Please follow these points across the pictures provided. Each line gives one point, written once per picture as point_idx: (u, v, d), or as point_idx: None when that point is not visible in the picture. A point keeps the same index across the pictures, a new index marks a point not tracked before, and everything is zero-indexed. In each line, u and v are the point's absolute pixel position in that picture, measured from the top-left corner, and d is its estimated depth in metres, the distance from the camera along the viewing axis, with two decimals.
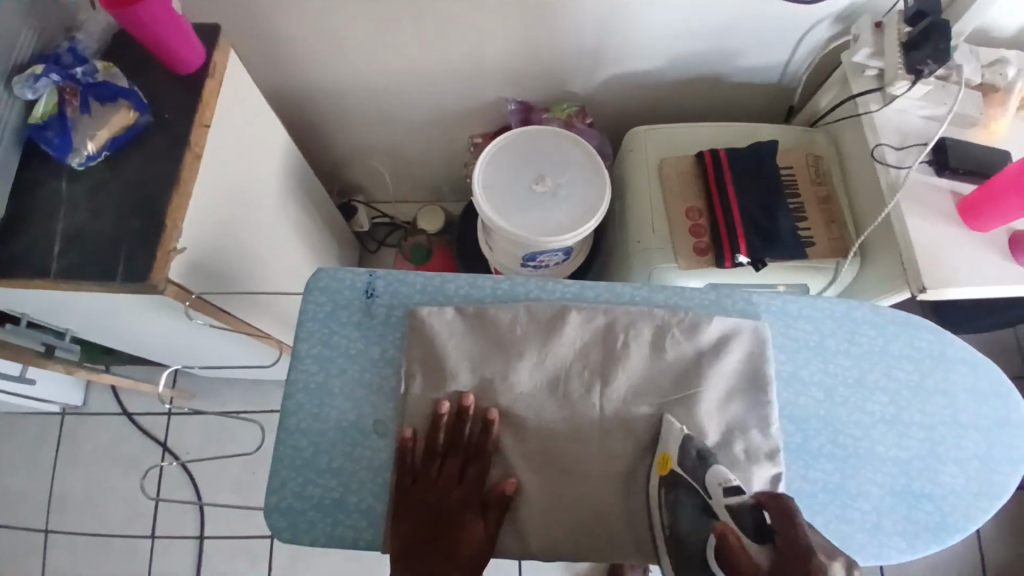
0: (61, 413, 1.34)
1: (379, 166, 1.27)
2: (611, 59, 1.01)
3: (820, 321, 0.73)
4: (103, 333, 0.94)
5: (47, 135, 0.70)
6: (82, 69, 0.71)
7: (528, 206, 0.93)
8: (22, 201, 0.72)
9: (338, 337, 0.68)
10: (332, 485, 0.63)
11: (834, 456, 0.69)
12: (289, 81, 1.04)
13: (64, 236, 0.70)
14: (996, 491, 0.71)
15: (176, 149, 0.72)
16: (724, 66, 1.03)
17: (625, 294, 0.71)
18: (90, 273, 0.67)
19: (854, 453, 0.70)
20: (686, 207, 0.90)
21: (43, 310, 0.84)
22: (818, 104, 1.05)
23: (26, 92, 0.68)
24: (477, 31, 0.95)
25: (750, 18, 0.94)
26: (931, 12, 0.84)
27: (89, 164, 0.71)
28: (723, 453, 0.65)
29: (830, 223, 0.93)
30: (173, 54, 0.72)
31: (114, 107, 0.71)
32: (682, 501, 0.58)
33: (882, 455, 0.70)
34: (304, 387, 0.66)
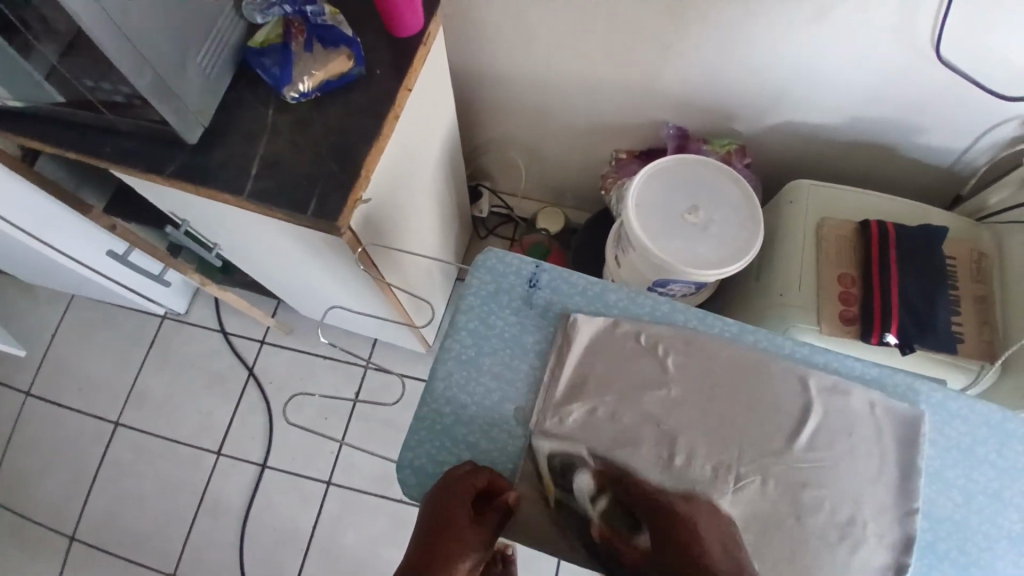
0: (163, 316, 1.41)
1: (515, 158, 1.29)
2: (785, 107, 1.00)
3: (976, 426, 0.69)
4: (246, 256, 0.98)
5: (265, 61, 0.75)
6: (311, 9, 0.75)
7: (677, 233, 0.92)
8: (230, 120, 0.76)
9: (496, 317, 0.70)
10: (464, 457, 0.64)
11: (964, 567, 0.65)
12: (466, 60, 1.06)
13: (262, 160, 0.73)
14: None
15: (380, 105, 0.74)
16: (898, 140, 1.00)
17: (784, 346, 0.70)
18: (282, 201, 0.70)
19: (984, 566, 0.65)
20: (839, 272, 0.88)
21: (206, 223, 0.89)
22: (988, 199, 0.99)
23: (256, 16, 0.74)
24: (665, 52, 0.95)
25: (946, 99, 0.91)
26: None
27: (300, 100, 0.75)
28: (851, 531, 0.62)
29: (983, 325, 0.88)
30: (397, 16, 0.74)
31: (333, 52, 0.74)
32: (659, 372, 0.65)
33: None
34: (456, 358, 0.68)
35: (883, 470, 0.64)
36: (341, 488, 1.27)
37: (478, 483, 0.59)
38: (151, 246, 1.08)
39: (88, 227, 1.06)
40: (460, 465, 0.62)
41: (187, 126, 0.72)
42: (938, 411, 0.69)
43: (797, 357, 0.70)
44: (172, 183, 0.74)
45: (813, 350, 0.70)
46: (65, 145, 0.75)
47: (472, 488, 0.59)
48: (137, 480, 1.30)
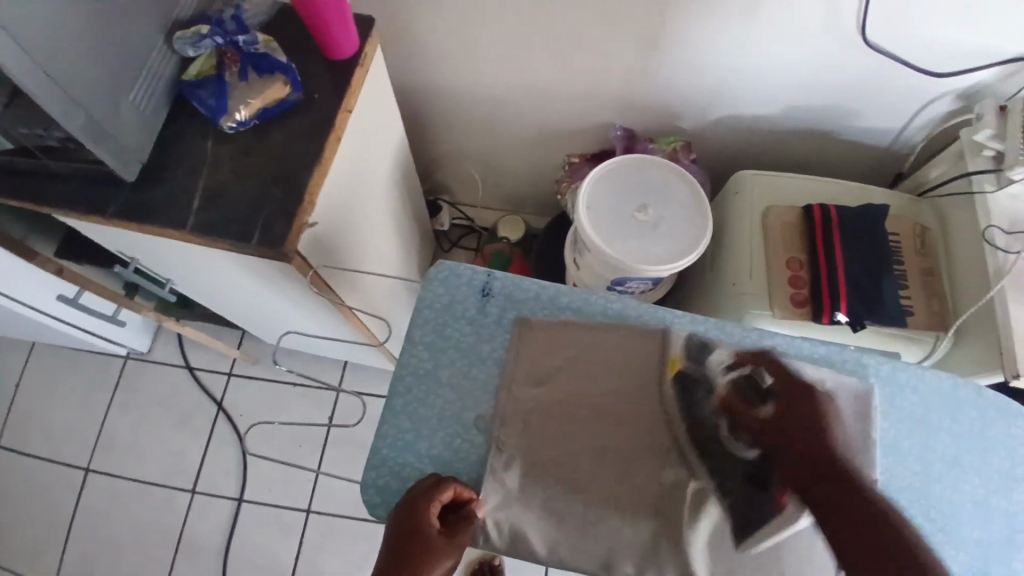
0: (126, 356, 1.38)
1: (470, 169, 1.30)
2: (726, 101, 1.02)
3: (926, 394, 0.71)
4: (202, 289, 0.97)
5: (201, 93, 0.74)
6: (243, 38, 0.74)
7: (628, 232, 0.94)
8: (170, 154, 0.75)
9: (451, 329, 0.70)
10: (427, 471, 0.64)
11: (924, 533, 0.67)
12: (410, 77, 1.07)
13: (204, 192, 0.73)
14: None
15: (320, 128, 0.75)
16: (836, 124, 1.03)
17: (734, 332, 0.71)
18: (226, 231, 0.70)
19: (942, 531, 0.67)
20: (788, 257, 0.90)
21: (156, 259, 0.88)
22: (928, 173, 1.02)
23: (187, 49, 0.73)
24: (604, 57, 0.96)
25: (876, 83, 0.94)
26: None
27: (238, 129, 0.74)
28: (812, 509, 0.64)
29: (931, 297, 0.91)
30: (331, 39, 0.75)
31: (270, 80, 0.74)
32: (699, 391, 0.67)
33: (959, 536, 0.67)
34: (414, 373, 0.68)
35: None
36: (321, 515, 1.25)
37: (442, 497, 0.59)
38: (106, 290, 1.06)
39: (39, 276, 1.03)
40: (426, 478, 0.62)
41: (125, 164, 0.71)
42: (889, 382, 0.71)
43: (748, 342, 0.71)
44: (114, 222, 0.73)
45: (763, 336, 0.72)
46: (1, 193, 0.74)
47: (437, 501, 0.59)
48: (111, 526, 1.27)
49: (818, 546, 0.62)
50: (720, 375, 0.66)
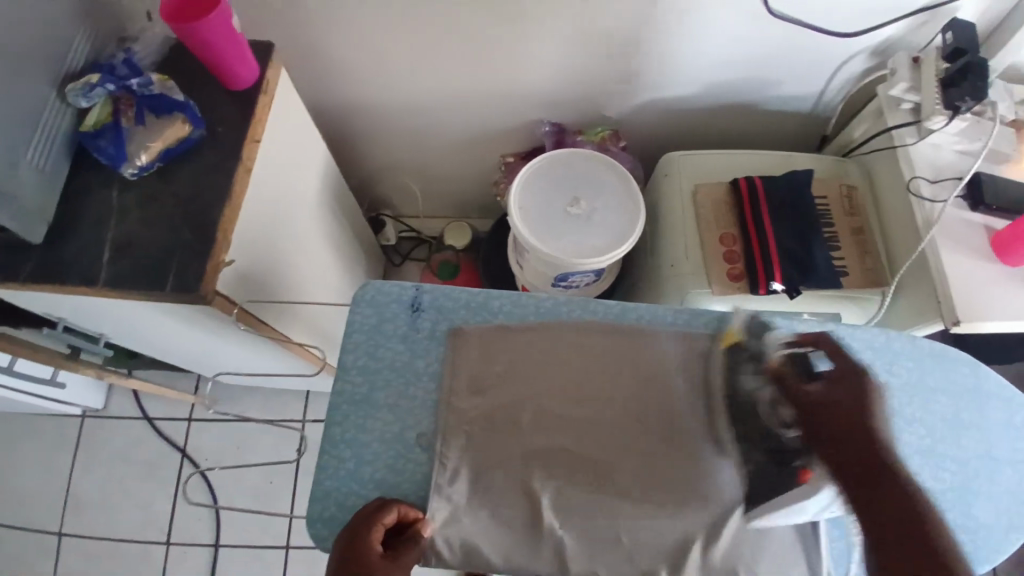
0: (81, 415, 1.34)
1: (408, 181, 1.29)
2: (647, 85, 1.02)
3: (861, 352, 0.72)
4: (138, 340, 0.95)
5: (100, 142, 0.72)
6: (138, 81, 0.72)
7: (563, 227, 0.94)
8: (75, 208, 0.73)
9: (383, 349, 0.69)
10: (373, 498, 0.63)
11: None
12: (330, 96, 1.05)
13: (115, 243, 0.71)
14: None
15: (228, 162, 0.73)
16: (758, 95, 1.04)
17: (665, 317, 0.71)
18: (140, 281, 0.68)
19: None
20: (721, 233, 0.91)
21: (83, 316, 0.85)
22: (852, 133, 1.04)
23: (80, 100, 0.70)
24: (519, 54, 0.96)
25: (790, 49, 0.94)
26: (969, 49, 0.83)
27: (141, 174, 0.73)
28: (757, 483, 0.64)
29: (864, 253, 0.92)
30: (227, 70, 0.73)
31: (168, 120, 0.72)
32: (747, 362, 0.68)
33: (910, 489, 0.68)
34: (349, 400, 0.67)
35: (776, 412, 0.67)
36: (302, 549, 1.24)
37: (386, 518, 0.58)
38: (49, 354, 1.00)
39: None
40: (370, 503, 0.61)
41: (29, 225, 0.69)
42: None
43: (712, 333, 0.70)
44: (24, 286, 0.70)
45: (695, 315, 0.72)
46: None
47: (379, 525, 0.58)
48: None
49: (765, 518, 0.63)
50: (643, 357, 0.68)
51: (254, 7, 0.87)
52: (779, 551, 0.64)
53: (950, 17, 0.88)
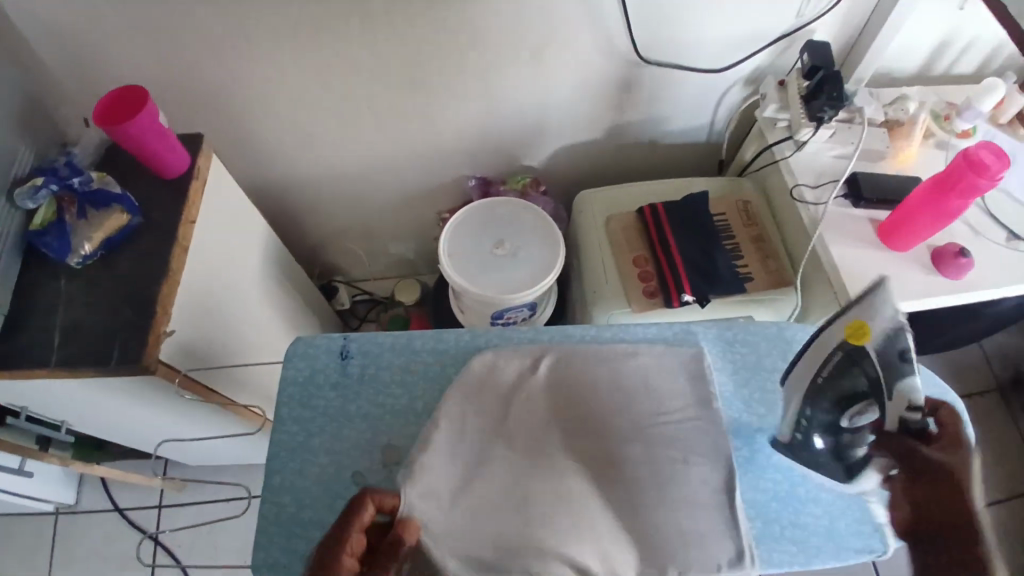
0: (53, 514, 1.34)
1: (356, 247, 1.37)
2: (557, 133, 1.13)
3: (754, 344, 0.79)
4: (98, 422, 0.99)
5: (47, 239, 0.79)
6: (78, 179, 0.80)
7: (490, 268, 1.02)
8: (25, 301, 0.79)
9: (316, 397, 0.74)
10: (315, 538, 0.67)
11: (783, 467, 0.72)
12: (268, 176, 1.14)
13: (64, 328, 0.76)
14: None
15: (164, 244, 0.80)
16: (656, 131, 1.15)
17: (572, 334, 0.79)
18: (87, 359, 0.74)
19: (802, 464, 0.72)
20: (634, 256, 0.99)
21: (41, 404, 0.89)
22: (744, 155, 1.15)
23: (27, 202, 0.78)
24: (434, 119, 1.06)
25: (673, 88, 1.06)
26: (824, 65, 0.94)
27: (86, 262, 0.79)
28: (673, 472, 0.69)
29: (766, 259, 1.00)
30: (158, 160, 0.81)
31: (107, 211, 0.80)
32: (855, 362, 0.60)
33: None
34: (287, 447, 0.71)
35: (684, 405, 0.73)
36: None
37: (365, 514, 0.62)
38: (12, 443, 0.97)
39: None
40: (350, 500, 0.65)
41: None
42: (718, 344, 0.79)
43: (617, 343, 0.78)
44: None
45: (602, 330, 0.80)
46: None
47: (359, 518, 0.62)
48: None
49: (684, 504, 0.67)
50: (555, 372, 0.74)
51: (186, 106, 0.97)
52: (706, 536, 0.65)
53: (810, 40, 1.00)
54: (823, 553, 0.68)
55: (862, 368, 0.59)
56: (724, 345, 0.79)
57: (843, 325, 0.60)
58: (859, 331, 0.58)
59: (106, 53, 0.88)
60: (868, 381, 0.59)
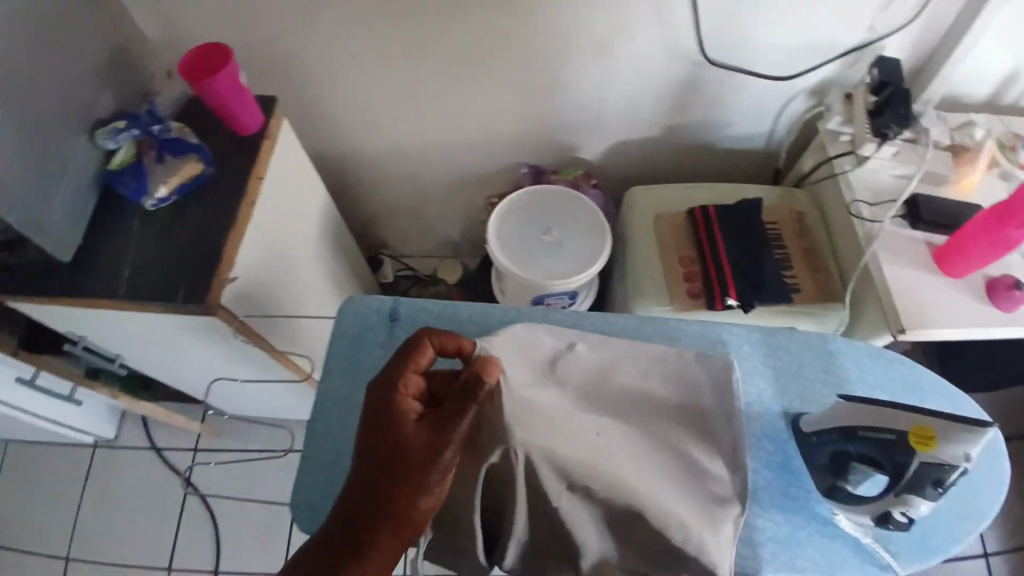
0: (93, 446, 1.41)
1: (403, 223, 1.40)
2: (614, 128, 1.13)
3: (798, 351, 0.79)
4: (151, 359, 1.04)
5: (124, 180, 0.83)
6: (158, 127, 0.84)
7: (536, 254, 1.03)
8: (99, 236, 0.84)
9: (364, 355, 0.77)
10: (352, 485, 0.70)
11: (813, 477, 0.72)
12: (330, 144, 1.17)
13: (134, 265, 0.81)
14: (983, 518, 0.72)
15: (233, 197, 0.84)
16: (713, 135, 1.15)
17: (615, 323, 0.81)
18: (154, 296, 0.78)
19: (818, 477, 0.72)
20: (681, 256, 1.00)
21: (102, 335, 0.94)
22: (802, 167, 1.13)
23: (108, 142, 0.82)
24: (495, 104, 1.08)
25: (737, 93, 1.06)
26: (891, 82, 0.94)
27: (159, 205, 0.84)
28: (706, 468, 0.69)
29: (815, 272, 0.99)
30: (234, 117, 0.85)
31: (184, 160, 0.84)
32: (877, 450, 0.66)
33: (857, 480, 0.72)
34: (331, 401, 0.75)
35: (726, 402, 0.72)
36: None
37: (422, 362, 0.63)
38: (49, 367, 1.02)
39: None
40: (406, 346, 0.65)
41: (61, 248, 0.80)
42: (762, 347, 0.79)
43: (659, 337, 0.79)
44: (54, 299, 0.80)
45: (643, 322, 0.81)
46: None
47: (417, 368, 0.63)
48: None
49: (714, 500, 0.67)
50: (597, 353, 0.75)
51: (262, 69, 1.01)
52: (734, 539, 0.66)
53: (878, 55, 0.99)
54: (846, 566, 0.68)
55: (900, 457, 0.64)
56: (766, 349, 0.79)
57: (913, 426, 0.64)
58: (927, 441, 0.63)
59: (192, 11, 0.92)
60: (895, 467, 0.65)
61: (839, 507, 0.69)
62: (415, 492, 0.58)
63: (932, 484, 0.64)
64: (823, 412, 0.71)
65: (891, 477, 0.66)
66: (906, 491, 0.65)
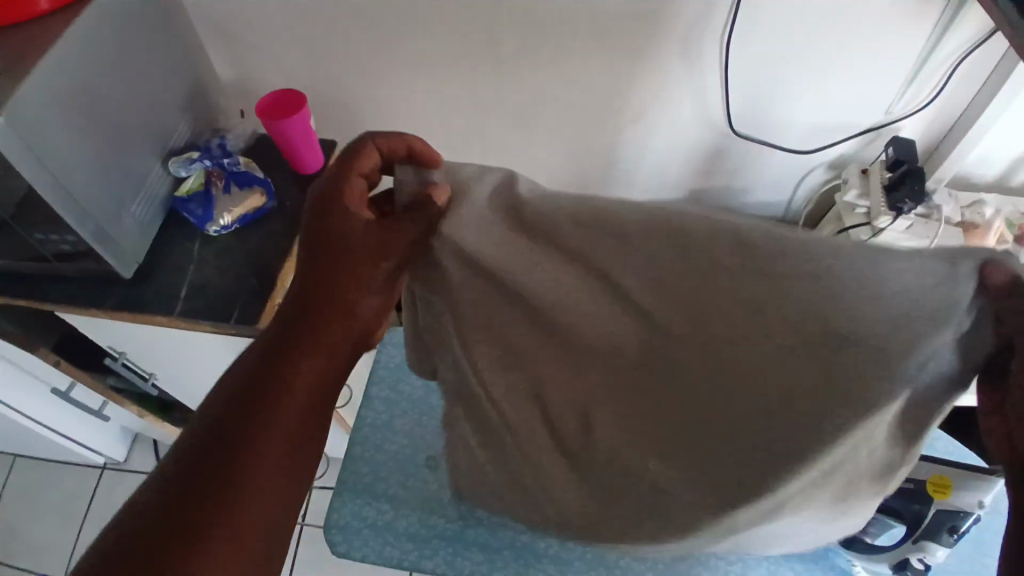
0: (103, 467, 1.42)
1: None
2: (641, 188, 1.20)
3: None
4: (184, 379, 1.07)
5: (191, 206, 0.90)
6: (228, 160, 0.91)
7: None
8: (160, 256, 0.89)
9: (403, 384, 0.84)
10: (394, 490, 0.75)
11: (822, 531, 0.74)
12: None
13: (191, 285, 0.86)
14: None
15: (291, 228, 0.90)
16: (734, 200, 1.21)
17: None
18: (209, 315, 0.82)
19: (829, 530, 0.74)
20: None
21: (144, 351, 0.98)
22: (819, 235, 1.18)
23: (181, 170, 0.89)
24: (532, 160, 1.15)
25: (759, 162, 1.13)
26: (908, 160, 1.00)
27: (221, 232, 0.89)
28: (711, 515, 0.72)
29: None
30: (298, 156, 0.92)
31: (249, 192, 0.91)
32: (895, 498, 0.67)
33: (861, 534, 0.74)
34: (371, 424, 0.81)
35: None
36: None
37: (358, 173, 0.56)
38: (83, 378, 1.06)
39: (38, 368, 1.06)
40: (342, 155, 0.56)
41: (124, 264, 0.84)
42: None
43: None
44: (109, 311, 0.84)
45: None
46: (7, 295, 0.84)
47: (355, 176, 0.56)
48: None
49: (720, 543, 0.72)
50: None
51: (322, 115, 1.09)
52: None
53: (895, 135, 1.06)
54: None
55: (919, 505, 0.66)
56: None
57: (930, 474, 0.65)
58: (945, 489, 0.64)
59: (264, 60, 1.01)
60: (913, 517, 0.67)
61: (858, 558, 0.71)
62: (313, 452, 0.56)
63: (948, 532, 0.64)
64: None
65: (907, 527, 0.67)
66: (923, 538, 0.66)
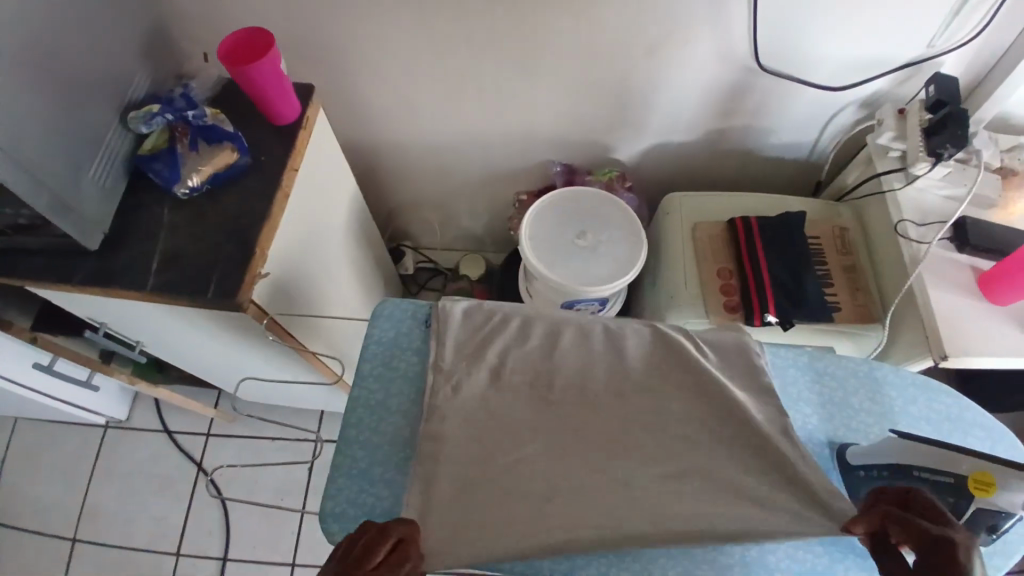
0: (104, 426, 1.40)
1: (429, 216, 1.38)
2: (654, 131, 1.10)
3: (843, 377, 0.78)
4: (173, 347, 1.03)
5: (156, 166, 0.81)
6: (193, 112, 0.81)
7: (568, 258, 1.01)
8: (127, 223, 0.81)
9: (397, 359, 0.79)
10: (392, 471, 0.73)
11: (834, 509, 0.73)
12: (361, 135, 1.15)
13: (164, 256, 0.79)
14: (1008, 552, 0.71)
15: (270, 189, 0.82)
16: (755, 141, 1.11)
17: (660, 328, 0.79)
18: (184, 289, 0.76)
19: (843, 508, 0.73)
20: (718, 268, 1.00)
21: (125, 323, 0.93)
22: (846, 180, 1.11)
23: (141, 127, 0.80)
24: (533, 103, 1.04)
25: (783, 101, 1.02)
26: (950, 101, 0.89)
27: (192, 194, 0.81)
28: None
29: (856, 291, 0.98)
30: (272, 105, 0.82)
31: (219, 148, 0.82)
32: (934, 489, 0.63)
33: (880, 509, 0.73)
34: (366, 404, 0.76)
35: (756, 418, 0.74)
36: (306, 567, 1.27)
37: None
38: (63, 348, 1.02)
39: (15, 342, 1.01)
40: None
41: (87, 235, 0.77)
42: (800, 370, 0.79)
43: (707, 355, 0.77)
44: (78, 288, 0.77)
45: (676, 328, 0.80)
46: None
47: None
48: None
49: None
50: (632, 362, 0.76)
51: (298, 56, 0.98)
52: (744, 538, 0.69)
53: (936, 70, 0.95)
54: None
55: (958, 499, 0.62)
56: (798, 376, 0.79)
57: (972, 469, 0.62)
58: (987, 486, 0.60)
59: None
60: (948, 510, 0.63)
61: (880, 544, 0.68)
62: None
63: (987, 530, 0.62)
64: (872, 445, 0.69)
65: None
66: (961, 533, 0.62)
